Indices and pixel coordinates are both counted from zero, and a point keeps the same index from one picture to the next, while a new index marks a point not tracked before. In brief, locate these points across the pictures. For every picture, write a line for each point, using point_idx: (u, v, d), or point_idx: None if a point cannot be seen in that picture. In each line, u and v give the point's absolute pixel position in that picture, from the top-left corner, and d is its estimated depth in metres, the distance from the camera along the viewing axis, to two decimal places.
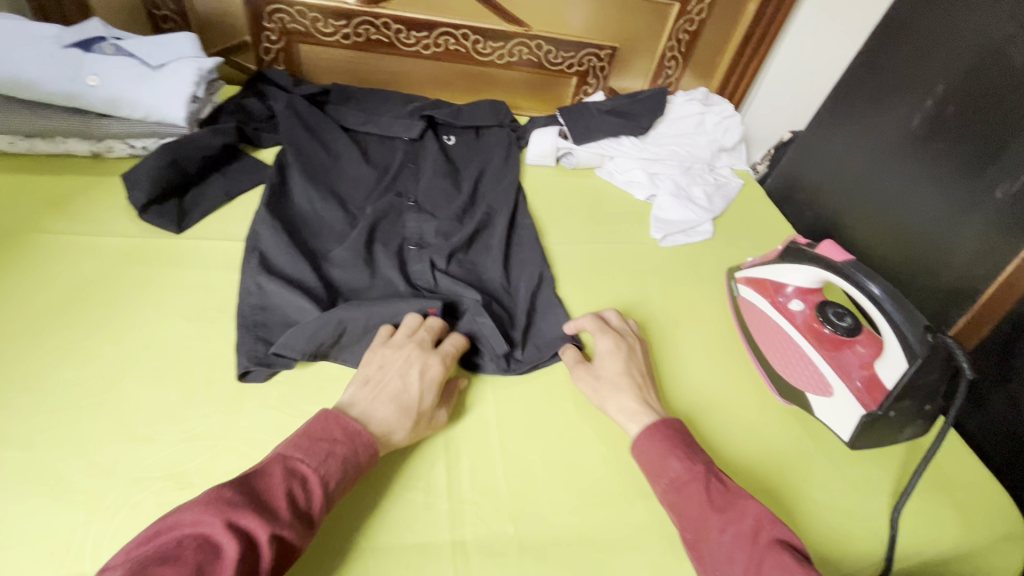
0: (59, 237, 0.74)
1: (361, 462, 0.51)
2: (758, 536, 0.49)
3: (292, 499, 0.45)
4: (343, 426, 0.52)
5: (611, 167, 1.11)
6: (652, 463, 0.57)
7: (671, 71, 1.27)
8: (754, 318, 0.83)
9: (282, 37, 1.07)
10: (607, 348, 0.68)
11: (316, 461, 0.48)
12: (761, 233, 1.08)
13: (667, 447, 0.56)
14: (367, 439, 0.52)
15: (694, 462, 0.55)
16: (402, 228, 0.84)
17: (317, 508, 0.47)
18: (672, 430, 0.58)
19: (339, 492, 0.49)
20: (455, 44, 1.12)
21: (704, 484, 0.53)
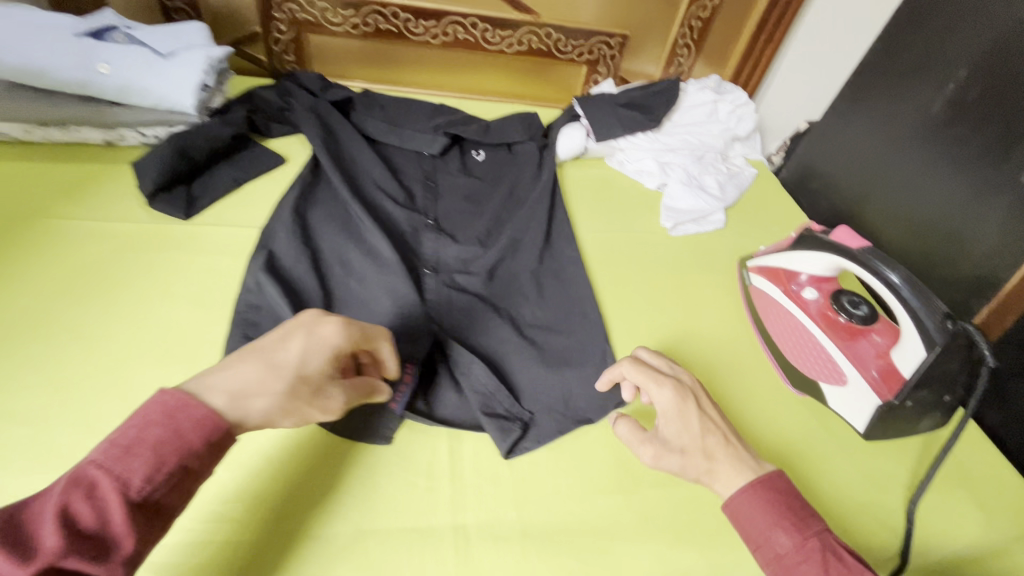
0: (70, 222, 0.75)
1: (193, 445, 0.38)
2: None
3: (74, 516, 0.34)
4: (163, 405, 0.39)
5: (621, 157, 1.10)
6: (753, 532, 0.48)
7: (683, 59, 1.24)
8: (766, 307, 0.81)
9: (292, 28, 1.07)
10: (671, 406, 0.55)
11: (111, 460, 0.36)
12: (775, 223, 1.06)
13: (773, 519, 0.48)
14: (198, 417, 0.39)
15: (807, 536, 0.47)
16: (417, 245, 0.82)
17: (120, 519, 0.35)
18: (774, 492, 0.49)
19: (165, 490, 0.37)
20: (464, 33, 1.12)
21: (821, 566, 0.45)
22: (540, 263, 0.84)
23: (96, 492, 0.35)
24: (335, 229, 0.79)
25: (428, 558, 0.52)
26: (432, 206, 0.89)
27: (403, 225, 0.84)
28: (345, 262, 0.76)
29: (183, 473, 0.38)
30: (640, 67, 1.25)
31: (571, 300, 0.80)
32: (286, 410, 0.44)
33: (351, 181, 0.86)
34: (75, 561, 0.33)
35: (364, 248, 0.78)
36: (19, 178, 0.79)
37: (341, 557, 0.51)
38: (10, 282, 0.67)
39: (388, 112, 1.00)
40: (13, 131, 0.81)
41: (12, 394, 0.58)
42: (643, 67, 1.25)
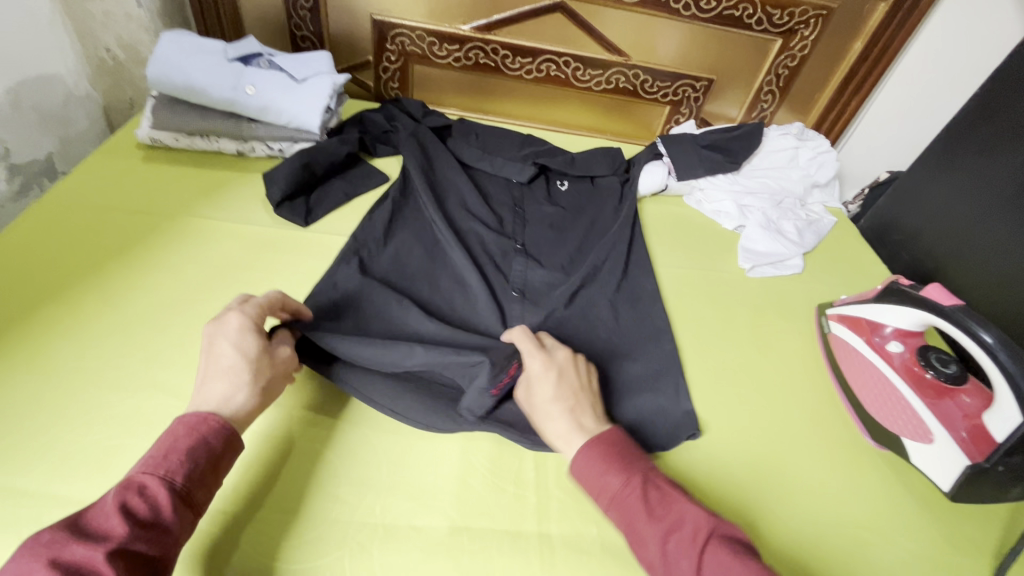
0: (209, 222, 0.85)
1: (213, 446, 0.49)
2: (697, 537, 0.49)
3: (136, 508, 0.43)
4: (184, 424, 0.49)
5: (699, 196, 1.13)
6: (591, 482, 0.55)
7: (767, 105, 1.25)
8: (846, 356, 0.82)
9: (400, 58, 1.17)
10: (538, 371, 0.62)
11: (153, 465, 0.46)
12: (854, 272, 1.06)
13: (604, 464, 0.54)
14: (215, 424, 0.50)
15: (631, 474, 0.54)
16: (503, 272, 0.87)
17: (169, 509, 0.44)
18: (610, 443, 0.56)
19: (199, 483, 0.47)
20: (557, 69, 1.19)
21: (643, 494, 0.52)
22: (621, 296, 0.87)
23: (143, 492, 0.45)
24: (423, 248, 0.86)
25: (516, 561, 0.56)
26: (519, 234, 0.94)
27: (491, 252, 0.89)
28: (441, 282, 0.82)
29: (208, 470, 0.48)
30: (722, 110, 1.27)
31: (651, 329, 0.83)
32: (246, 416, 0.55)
33: (445, 204, 0.93)
34: (138, 542, 0.42)
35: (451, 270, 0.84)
36: (168, 180, 0.91)
37: (438, 549, 0.55)
38: (160, 271, 0.77)
39: (483, 140, 1.07)
40: (165, 139, 0.93)
41: (164, 368, 0.66)
42: (725, 110, 1.28)
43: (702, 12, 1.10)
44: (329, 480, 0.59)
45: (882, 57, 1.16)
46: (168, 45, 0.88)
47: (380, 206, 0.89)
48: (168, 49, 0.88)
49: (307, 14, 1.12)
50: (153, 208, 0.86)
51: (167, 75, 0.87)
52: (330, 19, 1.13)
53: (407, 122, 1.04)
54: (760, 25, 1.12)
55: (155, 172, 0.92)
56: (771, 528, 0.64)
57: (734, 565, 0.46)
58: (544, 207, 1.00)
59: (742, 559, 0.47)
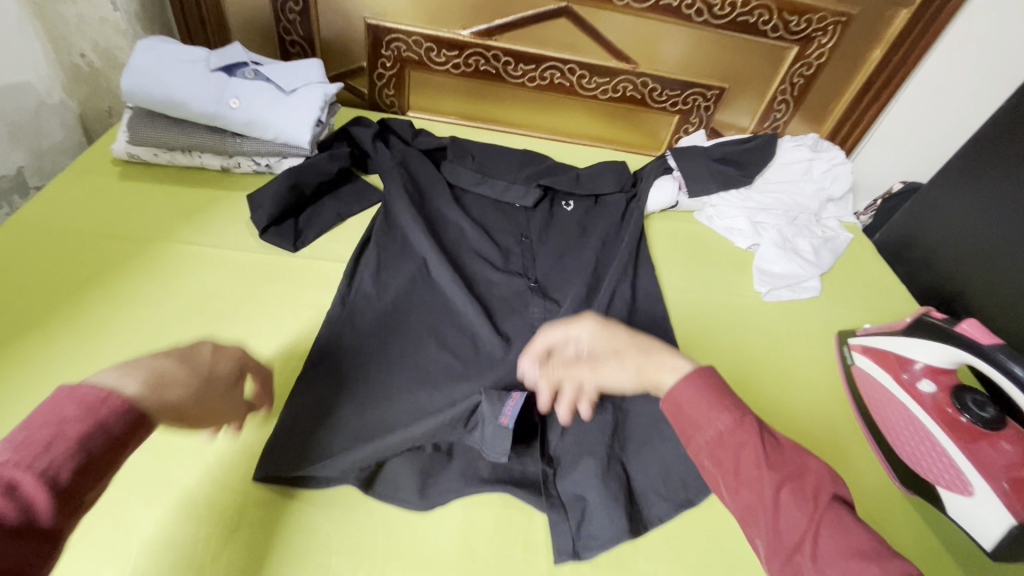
0: (190, 247, 0.79)
1: (114, 433, 0.34)
2: (817, 495, 0.41)
3: (0, 513, 0.29)
4: (73, 399, 0.34)
5: (711, 212, 1.08)
6: (691, 415, 0.46)
7: (779, 114, 1.20)
8: (874, 393, 0.77)
9: (396, 64, 1.11)
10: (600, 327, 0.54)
11: (29, 457, 0.31)
12: (874, 294, 1.01)
13: (713, 399, 0.45)
14: (113, 404, 0.35)
15: (743, 415, 0.45)
16: (506, 309, 0.80)
17: (49, 514, 0.31)
18: (714, 379, 0.47)
19: (96, 476, 0.33)
20: (561, 77, 1.13)
21: (758, 440, 0.43)
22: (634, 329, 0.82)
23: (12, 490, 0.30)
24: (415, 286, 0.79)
25: None
26: (520, 264, 0.88)
27: (493, 289, 0.83)
28: (445, 330, 0.76)
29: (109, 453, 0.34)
30: (733, 119, 1.22)
31: None
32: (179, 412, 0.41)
33: (437, 235, 0.88)
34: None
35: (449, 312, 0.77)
36: (146, 200, 0.84)
37: None
38: (136, 304, 0.71)
39: (479, 161, 1.01)
40: (143, 154, 0.87)
41: None
42: (736, 120, 1.22)
43: (715, 18, 1.04)
44: (318, 546, 0.54)
45: (902, 66, 1.11)
46: (144, 54, 0.81)
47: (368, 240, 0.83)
48: (143, 58, 0.81)
49: (296, 18, 1.05)
50: (130, 232, 0.79)
51: (143, 87, 0.80)
52: (322, 23, 1.06)
53: (399, 146, 0.99)
54: (776, 31, 1.06)
55: (132, 190, 0.86)
56: None
57: (862, 533, 0.39)
58: (545, 234, 0.95)
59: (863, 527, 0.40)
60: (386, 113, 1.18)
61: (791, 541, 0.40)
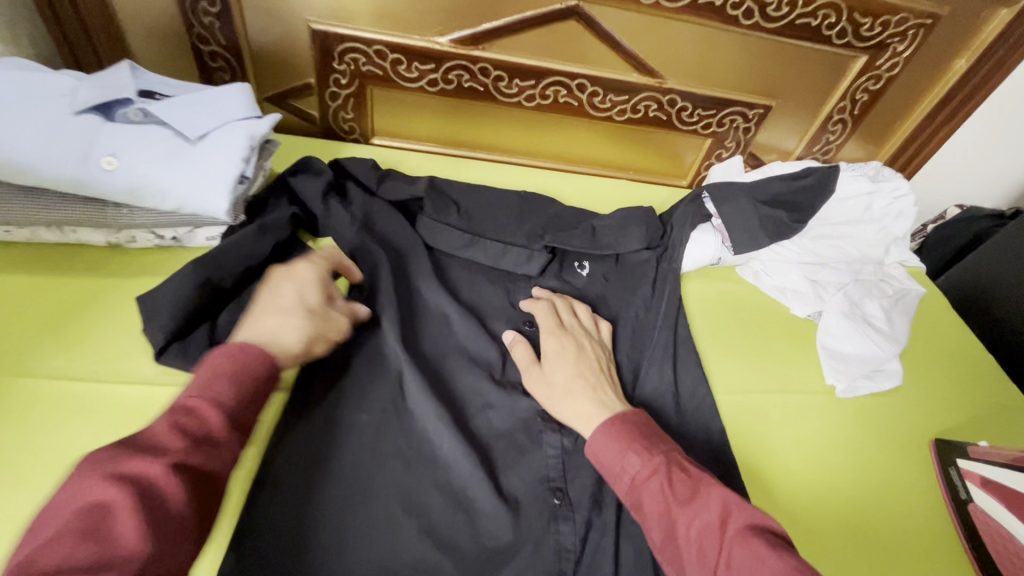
0: (50, 380, 0.55)
1: (259, 372, 0.44)
2: (727, 526, 0.44)
3: (188, 434, 0.38)
4: (232, 353, 0.44)
5: (758, 266, 0.86)
6: (608, 463, 0.51)
7: (833, 136, 0.98)
8: (1005, 549, 0.59)
9: (354, 81, 0.85)
10: (555, 349, 0.62)
11: (201, 387, 0.41)
12: (962, 376, 0.81)
13: (623, 443, 0.51)
14: (257, 350, 0.45)
15: (653, 454, 0.49)
16: (512, 450, 0.59)
17: (223, 424, 0.40)
18: (629, 422, 0.53)
19: (249, 407, 0.43)
20: (568, 95, 0.88)
21: (665, 476, 0.48)
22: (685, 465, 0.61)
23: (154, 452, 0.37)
24: (389, 435, 0.57)
25: None
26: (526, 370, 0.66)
27: (492, 419, 0.61)
28: (432, 501, 0.54)
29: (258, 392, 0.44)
30: (776, 142, 0.99)
31: None
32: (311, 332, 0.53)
33: (415, 341, 0.64)
34: (192, 458, 0.38)
35: (438, 472, 0.56)
36: None
37: None
38: None
39: (467, 212, 0.76)
40: None
41: None
42: (780, 142, 1.00)
43: (769, 21, 0.81)
44: None
45: (988, 78, 0.90)
46: None
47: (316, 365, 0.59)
48: None
49: (214, 22, 0.78)
50: None
51: None
52: (250, 28, 0.79)
53: (360, 197, 0.74)
54: (841, 38, 0.84)
55: None
56: None
57: (770, 562, 0.40)
58: None
59: (777, 553, 0.41)
60: (344, 141, 0.92)
61: None
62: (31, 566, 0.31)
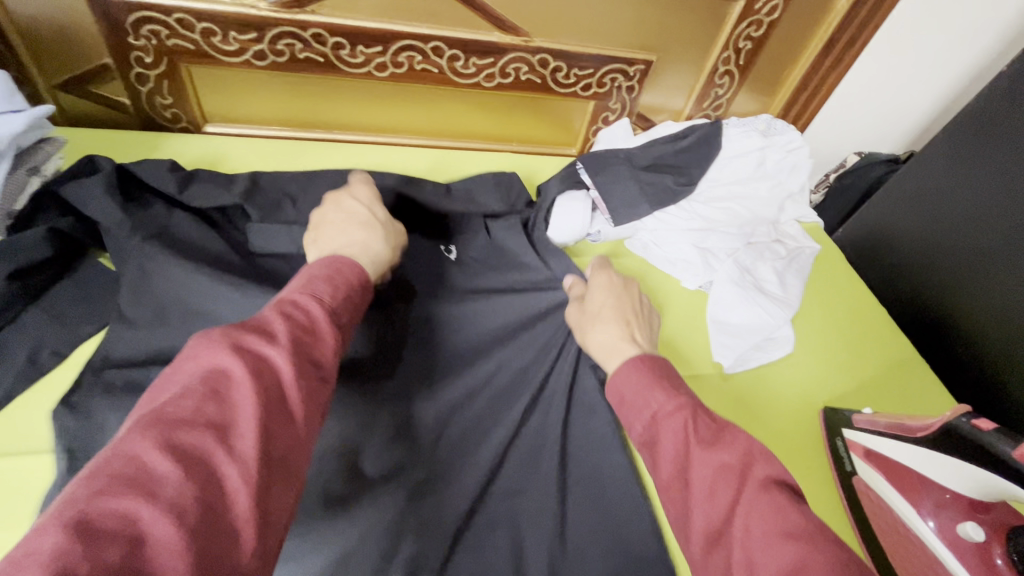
0: None
1: (355, 283, 0.44)
2: (747, 473, 0.39)
3: (292, 320, 0.37)
4: (323, 263, 0.44)
5: (647, 238, 0.80)
6: (631, 397, 0.47)
7: (722, 90, 0.92)
8: (887, 528, 0.56)
9: (161, 59, 0.71)
10: (601, 284, 0.62)
11: (302, 287, 0.40)
12: (853, 331, 0.79)
13: (650, 378, 0.47)
14: (353, 268, 0.45)
15: (681, 394, 0.45)
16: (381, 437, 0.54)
17: (326, 320, 0.39)
18: (658, 363, 0.49)
19: (348, 313, 0.42)
20: (423, 61, 0.78)
21: (691, 415, 0.44)
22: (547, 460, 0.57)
23: (274, 331, 0.36)
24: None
25: None
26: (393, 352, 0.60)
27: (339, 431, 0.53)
28: None
29: (350, 304, 0.43)
30: (663, 100, 0.93)
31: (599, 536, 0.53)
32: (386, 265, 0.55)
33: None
34: (309, 345, 0.37)
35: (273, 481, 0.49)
36: None
37: None
38: None
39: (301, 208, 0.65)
40: None
41: None
42: (667, 100, 0.93)
43: None
44: None
45: (870, 20, 0.86)
46: None
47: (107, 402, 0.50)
48: None
49: None
50: None
51: None
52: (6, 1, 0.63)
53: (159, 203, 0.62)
54: None
55: None
56: None
57: (788, 512, 0.36)
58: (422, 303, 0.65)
59: (796, 506, 0.37)
60: (169, 131, 0.79)
61: (715, 523, 0.38)
62: (160, 416, 0.30)
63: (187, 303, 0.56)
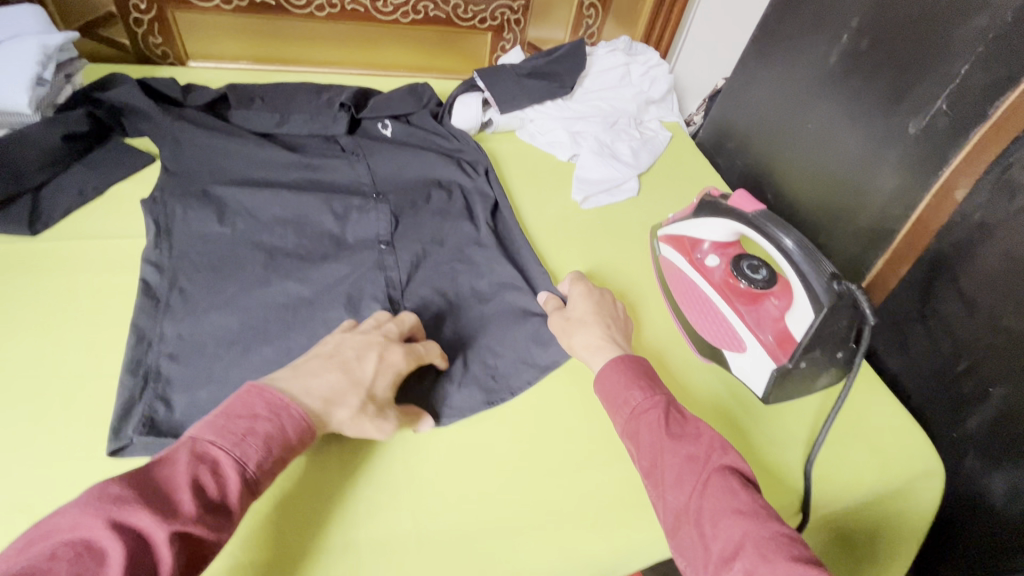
0: None
1: (290, 440, 0.47)
2: (708, 460, 0.48)
3: (216, 490, 0.42)
4: (266, 401, 0.47)
5: (531, 129, 1.05)
6: (615, 392, 0.56)
7: (592, 21, 1.18)
8: (675, 279, 0.79)
9: (152, 6, 0.95)
10: (580, 293, 0.71)
11: (231, 443, 0.43)
12: (686, 185, 1.05)
13: (630, 379, 0.56)
14: (295, 417, 0.48)
15: (655, 393, 0.54)
16: (356, 232, 0.79)
17: (237, 495, 0.42)
18: (638, 364, 0.58)
19: (263, 479, 0.45)
20: (352, 2, 1.02)
21: (663, 412, 0.52)
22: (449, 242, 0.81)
23: (167, 507, 0.38)
24: (253, 242, 0.75)
25: None
26: (349, 177, 0.86)
27: (312, 224, 0.79)
28: (255, 277, 0.71)
29: (273, 466, 0.46)
30: (548, 34, 1.20)
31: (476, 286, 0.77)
32: (353, 422, 0.54)
33: (249, 180, 0.81)
34: (201, 525, 0.39)
35: (290, 246, 0.76)
36: None
37: None
38: None
39: (272, 102, 0.90)
40: None
41: None
42: (552, 34, 1.20)
43: None
44: None
45: None
46: None
47: (160, 199, 0.75)
48: None
49: None
50: None
51: None
52: None
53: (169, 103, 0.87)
54: None
55: None
56: (596, 463, 0.63)
57: (739, 493, 0.45)
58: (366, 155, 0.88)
59: (745, 490, 0.46)
60: (160, 64, 1.03)
61: (681, 503, 0.47)
62: None
63: (198, 148, 0.81)
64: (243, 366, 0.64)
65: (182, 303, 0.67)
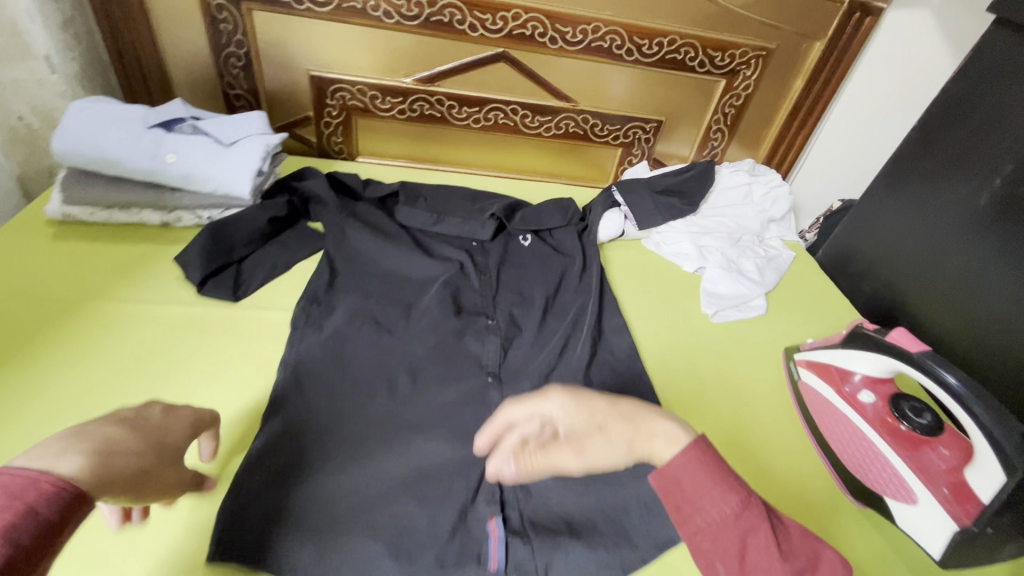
0: (128, 305, 0.78)
1: (48, 517, 0.38)
2: None
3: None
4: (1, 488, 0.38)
5: (658, 238, 1.10)
6: (693, 495, 0.47)
7: (717, 143, 1.26)
8: (821, 409, 0.77)
9: (342, 113, 1.13)
10: (564, 403, 0.50)
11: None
12: (814, 308, 1.04)
13: (714, 481, 0.47)
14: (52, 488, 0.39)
15: (742, 495, 0.48)
16: (472, 348, 0.81)
17: None
18: (709, 455, 0.49)
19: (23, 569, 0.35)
20: (504, 117, 1.16)
21: (760, 521, 0.47)
22: (568, 353, 0.82)
23: None
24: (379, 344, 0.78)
25: None
26: (476, 297, 0.90)
27: (446, 322, 0.83)
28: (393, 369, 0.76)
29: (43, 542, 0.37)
30: (674, 149, 1.27)
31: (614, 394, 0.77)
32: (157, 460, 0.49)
33: (394, 284, 0.88)
34: None
35: (415, 354, 0.78)
36: (84, 259, 0.83)
37: None
38: (65, 367, 0.69)
39: (433, 203, 1.03)
40: (80, 213, 0.86)
41: None
42: (677, 149, 1.27)
43: (645, 57, 1.10)
44: None
45: (814, 107, 1.23)
46: (77, 116, 0.82)
47: (318, 294, 0.82)
48: (84, 121, 0.82)
49: (239, 73, 1.07)
50: (65, 294, 0.77)
51: (79, 148, 0.81)
52: (265, 77, 1.08)
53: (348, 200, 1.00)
54: (702, 66, 1.13)
55: (70, 251, 0.84)
56: None
57: None
58: (502, 264, 0.97)
59: None
60: (334, 158, 1.19)
61: None
62: None
63: (363, 243, 0.91)
64: (375, 458, 0.65)
65: (334, 387, 0.72)
